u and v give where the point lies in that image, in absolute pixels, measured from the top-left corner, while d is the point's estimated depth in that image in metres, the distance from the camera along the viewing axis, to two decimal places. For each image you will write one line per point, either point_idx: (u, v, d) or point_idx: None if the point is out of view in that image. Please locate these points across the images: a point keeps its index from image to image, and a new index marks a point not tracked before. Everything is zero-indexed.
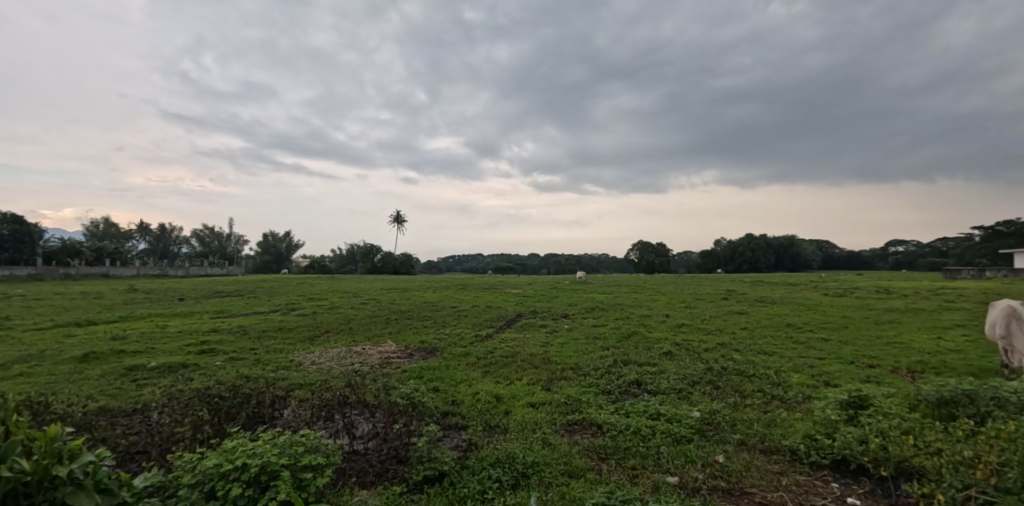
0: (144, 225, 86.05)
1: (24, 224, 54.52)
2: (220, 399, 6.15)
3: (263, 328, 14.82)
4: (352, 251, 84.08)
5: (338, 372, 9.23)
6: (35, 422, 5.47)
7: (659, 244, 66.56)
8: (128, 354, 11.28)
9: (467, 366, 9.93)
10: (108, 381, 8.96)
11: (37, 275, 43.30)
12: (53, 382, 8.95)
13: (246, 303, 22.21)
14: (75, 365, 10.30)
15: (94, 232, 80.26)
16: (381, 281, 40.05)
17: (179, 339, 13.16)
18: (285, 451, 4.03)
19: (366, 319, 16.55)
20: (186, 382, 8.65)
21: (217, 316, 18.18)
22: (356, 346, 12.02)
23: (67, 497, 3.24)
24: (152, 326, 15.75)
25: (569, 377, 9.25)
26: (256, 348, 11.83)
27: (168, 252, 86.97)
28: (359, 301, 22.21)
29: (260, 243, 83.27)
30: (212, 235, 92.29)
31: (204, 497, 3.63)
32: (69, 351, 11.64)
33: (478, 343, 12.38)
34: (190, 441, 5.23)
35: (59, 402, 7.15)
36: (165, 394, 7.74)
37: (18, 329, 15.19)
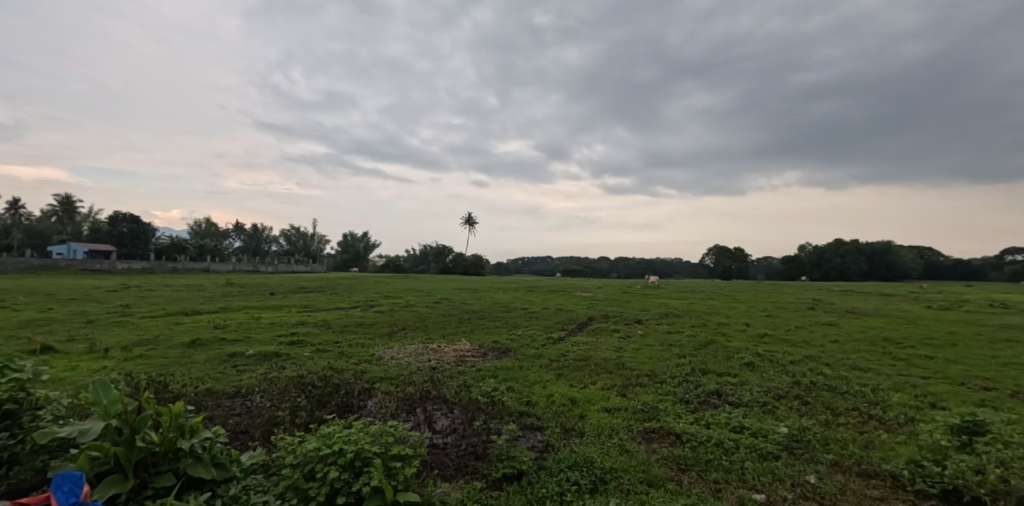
0: (239, 224, 94.13)
1: (141, 223, 62.32)
2: (314, 388, 6.61)
3: (345, 323, 15.76)
4: (423, 252, 87.02)
5: (417, 367, 9.61)
6: (159, 399, 6.18)
7: (736, 248, 63.36)
8: (229, 342, 12.40)
9: (540, 368, 10.01)
10: (214, 366, 9.83)
11: (150, 268, 49.00)
12: (166, 364, 9.99)
13: (330, 299, 23.62)
14: (185, 350, 11.48)
15: (197, 231, 88.58)
16: (452, 280, 41.28)
17: (273, 330, 14.31)
18: (376, 440, 4.25)
19: (441, 317, 17.13)
20: (280, 370, 9.39)
21: (306, 310, 19.50)
22: (433, 343, 12.45)
23: (188, 468, 3.67)
24: (248, 317, 17.15)
25: (644, 384, 9.07)
26: (339, 342, 12.58)
27: (259, 250, 94.58)
28: (434, 300, 23.00)
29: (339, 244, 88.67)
30: (298, 234, 99.16)
31: (304, 477, 3.91)
32: (179, 337, 12.98)
33: (550, 345, 12.45)
34: (289, 425, 5.67)
35: (175, 383, 8.00)
36: (264, 380, 8.41)
37: (138, 316, 17.20)
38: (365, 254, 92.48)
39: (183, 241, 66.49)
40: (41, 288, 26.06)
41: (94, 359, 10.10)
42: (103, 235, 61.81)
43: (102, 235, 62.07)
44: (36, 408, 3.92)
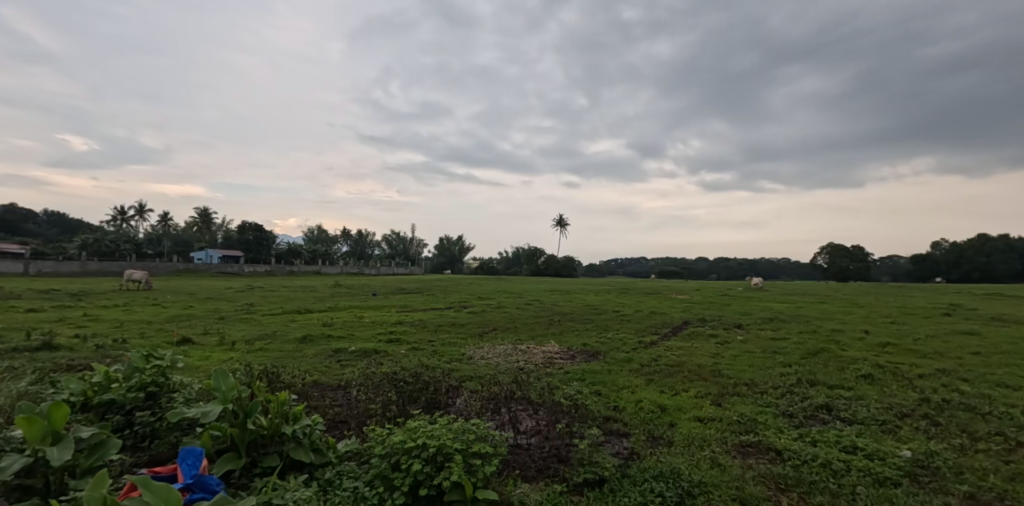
0: (346, 230, 102.33)
1: (265, 231, 70.06)
2: (406, 383, 6.96)
3: (439, 322, 16.47)
4: (513, 255, 88.45)
5: (505, 368, 9.76)
6: (273, 388, 6.87)
7: (855, 247, 57.02)
8: (335, 338, 13.50)
9: (629, 373, 9.71)
10: (321, 360, 10.72)
11: (271, 271, 54.85)
12: (281, 357, 11.10)
13: (426, 300, 24.82)
14: (297, 344, 12.67)
15: (311, 237, 97.63)
16: (542, 282, 41.86)
17: (374, 328, 15.34)
18: (459, 436, 4.34)
19: (531, 319, 17.31)
20: (377, 365, 10.03)
21: (404, 310, 20.67)
22: (522, 344, 12.59)
23: (291, 451, 4.01)
24: (352, 316, 18.53)
25: (742, 394, 8.44)
26: (433, 341, 13.15)
27: (363, 254, 102.03)
28: (524, 301, 23.27)
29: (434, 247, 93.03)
30: (397, 238, 105.45)
31: (390, 467, 4.10)
32: (294, 332, 14.36)
33: (641, 349, 12.05)
34: (381, 418, 6.02)
35: (288, 374, 8.85)
36: (362, 375, 9.00)
37: (262, 313, 19.32)
38: (459, 257, 96.26)
39: (298, 246, 73.61)
40: (190, 289, 30.30)
41: (223, 351, 11.48)
42: (235, 242, 70.34)
43: (234, 241, 70.62)
44: (172, 391, 4.47)
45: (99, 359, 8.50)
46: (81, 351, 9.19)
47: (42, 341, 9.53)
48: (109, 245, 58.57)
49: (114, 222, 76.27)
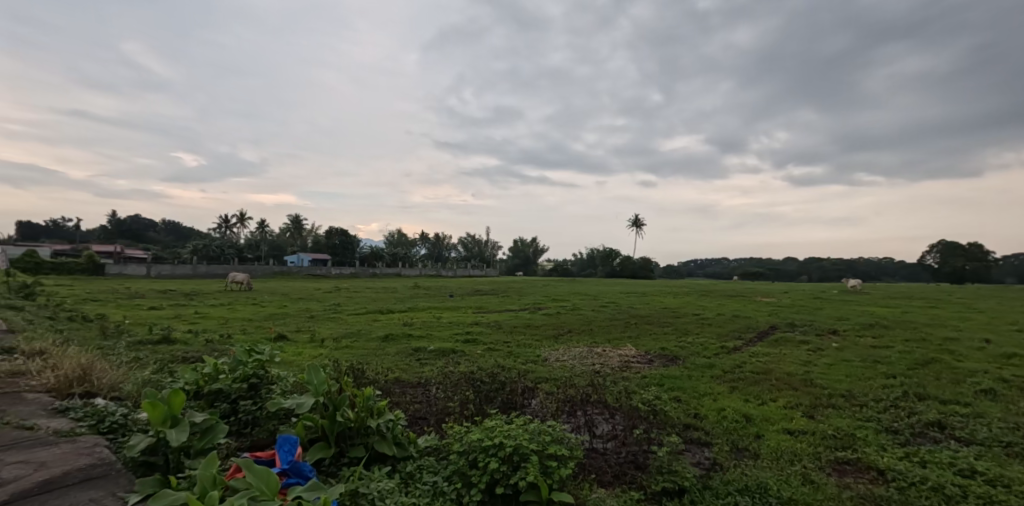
0: (423, 234, 106.50)
1: (350, 236, 74.56)
2: (483, 384, 7.06)
3: (514, 324, 16.62)
4: (585, 256, 87.44)
5: (581, 371, 9.63)
6: (359, 384, 7.26)
7: (973, 243, 50.47)
8: (415, 338, 14.04)
9: (711, 379, 9.22)
10: (402, 358, 11.18)
11: (356, 273, 58.26)
12: (365, 354, 11.71)
13: (501, 302, 25.16)
14: (380, 343, 13.32)
15: (391, 241, 102.62)
16: (618, 284, 41.06)
17: (452, 329, 15.78)
18: (535, 437, 4.31)
19: (606, 321, 17.00)
20: (454, 365, 10.29)
21: (480, 311, 21.08)
22: (597, 347, 12.38)
23: (375, 444, 4.19)
24: (431, 316, 19.19)
25: (839, 406, 7.73)
26: (508, 342, 13.29)
27: (440, 256, 105.74)
28: (599, 303, 22.92)
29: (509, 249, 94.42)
30: (472, 241, 107.96)
31: (468, 464, 4.16)
32: (377, 331, 15.11)
33: (723, 355, 11.41)
34: (459, 415, 6.15)
35: (373, 371, 9.31)
36: (440, 374, 9.26)
37: (348, 312, 20.55)
38: (533, 259, 97.06)
39: (379, 249, 77.58)
40: (287, 290, 32.91)
41: (314, 347, 12.32)
42: (323, 246, 75.47)
43: (323, 246, 75.83)
44: (271, 382, 4.82)
45: (209, 353, 9.43)
46: (195, 345, 10.26)
47: (163, 335, 10.72)
48: (217, 250, 65.04)
49: (221, 229, 84.61)
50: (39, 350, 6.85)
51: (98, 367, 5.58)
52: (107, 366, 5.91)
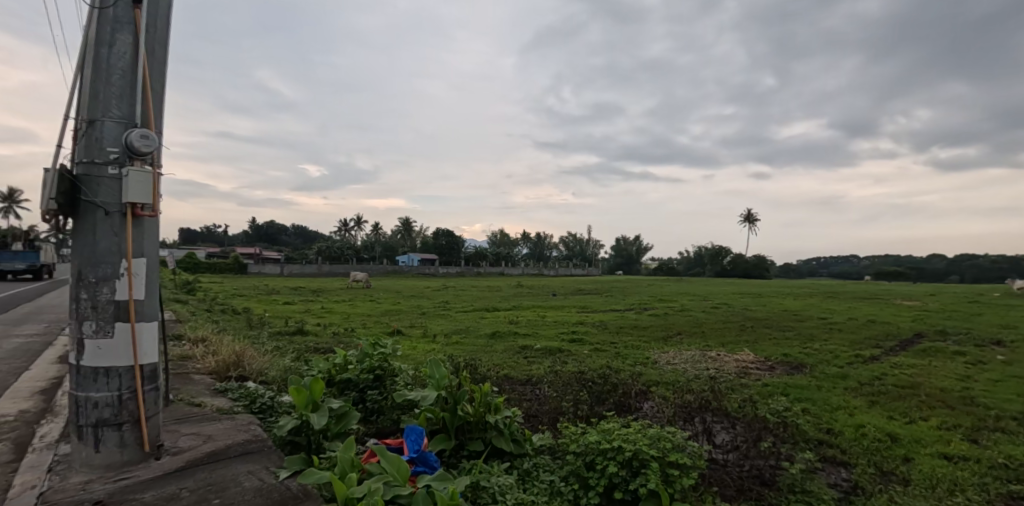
0: (525, 234, 108.73)
1: (455, 236, 78.21)
2: (593, 385, 6.95)
3: (619, 324, 16.24)
4: (690, 255, 83.00)
5: (694, 375, 9.11)
6: (475, 378, 7.49)
7: None
8: (521, 336, 14.25)
9: (846, 391, 8.22)
10: (509, 356, 11.37)
11: (462, 272, 60.86)
12: (475, 350, 12.12)
13: (606, 301, 24.66)
14: (488, 339, 13.73)
15: (493, 241, 105.93)
16: (732, 284, 38.26)
17: (557, 327, 15.82)
18: (655, 444, 4.10)
19: (718, 324, 15.97)
20: (563, 364, 10.27)
21: (584, 311, 20.88)
22: (710, 351, 11.65)
23: (494, 439, 4.25)
24: (535, 315, 19.42)
25: (1014, 431, 6.49)
26: (614, 342, 12.99)
27: (542, 255, 107.20)
28: (710, 305, 21.53)
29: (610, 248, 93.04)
30: (571, 240, 107.50)
31: (585, 465, 4.08)
32: (485, 328, 15.59)
33: (859, 364, 10.15)
34: (571, 416, 6.08)
35: (484, 367, 9.57)
36: (549, 373, 9.25)
37: (456, 310, 21.48)
38: (636, 257, 94.47)
39: (481, 249, 80.15)
40: (400, 287, 35.17)
41: (427, 342, 12.99)
42: (431, 247, 79.83)
43: (430, 246, 80.27)
44: (394, 374, 5.11)
45: (338, 344, 10.34)
46: (325, 337, 11.31)
47: (300, 327, 11.96)
48: (340, 251, 71.63)
49: (341, 231, 92.69)
50: (203, 338, 7.95)
51: (249, 354, 6.33)
52: (256, 353, 6.70)
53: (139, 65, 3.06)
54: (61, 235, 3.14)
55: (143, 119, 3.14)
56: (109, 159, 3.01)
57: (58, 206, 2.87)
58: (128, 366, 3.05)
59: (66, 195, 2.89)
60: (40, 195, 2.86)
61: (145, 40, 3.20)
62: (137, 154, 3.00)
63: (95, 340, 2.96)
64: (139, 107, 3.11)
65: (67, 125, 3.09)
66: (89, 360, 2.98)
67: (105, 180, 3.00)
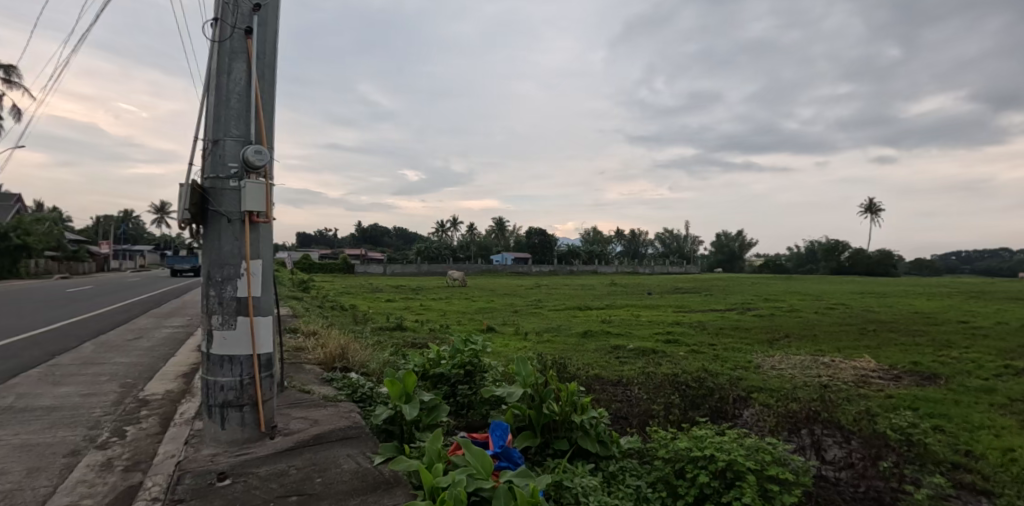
0: (618, 232, 106.49)
1: (548, 235, 78.69)
2: (688, 388, 6.63)
3: (720, 325, 15.32)
4: (802, 252, 76.02)
5: (803, 382, 8.34)
6: (566, 377, 7.47)
7: None
8: (614, 336, 13.98)
9: (993, 408, 7.05)
10: (601, 356, 11.21)
11: (555, 271, 61.07)
12: (567, 349, 12.10)
13: (704, 301, 23.40)
14: (580, 338, 13.65)
15: (586, 239, 104.97)
16: (854, 283, 34.45)
17: (651, 328, 15.31)
18: (752, 455, 3.81)
19: (834, 326, 14.45)
20: (657, 365, 9.91)
21: (681, 311, 19.99)
22: (823, 356, 10.58)
23: (579, 439, 4.18)
24: (630, 314, 18.95)
25: None
26: (713, 345, 12.27)
27: (637, 253, 104.26)
28: (825, 306, 19.58)
29: (711, 244, 88.02)
30: (666, 236, 103.32)
31: (675, 473, 3.92)
32: (577, 327, 15.51)
33: (1011, 377, 8.65)
34: (663, 419, 5.86)
35: (575, 366, 9.50)
36: (641, 374, 8.97)
37: (548, 308, 21.62)
38: (739, 253, 88.44)
39: (572, 247, 79.78)
40: (494, 286, 36.07)
41: (519, 340, 13.23)
42: (524, 246, 80.99)
43: (523, 245, 81.48)
44: (484, 369, 5.23)
45: (434, 340, 10.86)
46: (423, 333, 11.93)
47: (400, 323, 12.73)
48: (438, 251, 75.21)
49: (438, 232, 97.31)
50: (315, 331, 8.78)
51: (353, 347, 6.86)
52: (359, 346, 7.25)
53: (252, 89, 3.44)
54: (196, 240, 3.63)
55: (257, 136, 3.52)
56: (230, 174, 3.42)
57: (190, 216, 3.31)
58: (248, 355, 3.43)
59: (197, 206, 3.33)
60: (177, 207, 3.31)
61: (257, 66, 3.59)
62: (252, 168, 3.38)
63: (221, 331, 3.38)
64: (253, 125, 3.50)
65: (199, 145, 3.56)
66: (217, 348, 3.40)
67: (227, 191, 3.41)
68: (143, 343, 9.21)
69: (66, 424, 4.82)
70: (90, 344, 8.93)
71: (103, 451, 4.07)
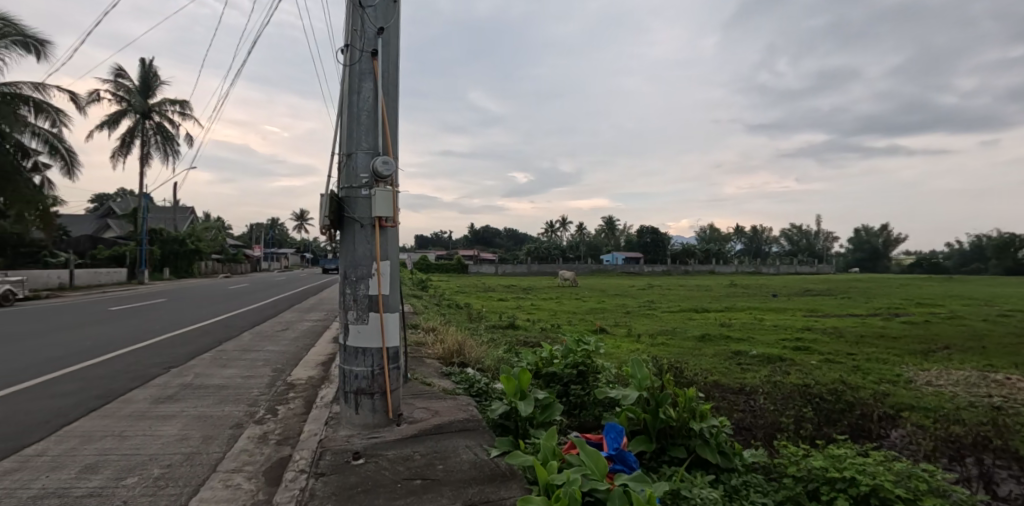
0: (738, 229, 99.00)
1: (659, 234, 75.65)
2: (822, 402, 5.97)
3: (860, 332, 13.58)
4: (968, 247, 64.51)
5: (969, 402, 7.09)
6: (683, 383, 7.11)
7: None
8: (733, 340, 13.03)
9: None
10: (720, 361, 10.51)
11: (667, 271, 58.53)
12: (681, 352, 11.53)
13: (841, 305, 20.87)
14: (696, 342, 12.92)
15: (702, 237, 99.12)
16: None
17: (776, 333, 14.02)
18: (903, 482, 3.34)
19: (1013, 338, 12.06)
20: (784, 374, 9.05)
21: (812, 315, 18.05)
22: (997, 373, 8.90)
23: (698, 449, 3.96)
24: (751, 318, 17.54)
25: None
26: (852, 354, 10.91)
27: (760, 251, 96.19)
28: (1000, 312, 16.45)
29: (850, 241, 78.24)
30: (794, 232, 93.89)
31: (808, 495, 3.56)
32: (691, 330, 14.72)
33: None
34: (793, 434, 5.34)
35: (690, 371, 9.02)
36: (767, 383, 8.26)
37: (660, 310, 20.78)
38: (886, 251, 77.49)
39: (687, 246, 75.80)
40: (604, 286, 35.53)
41: (631, 342, 12.89)
42: (635, 245, 78.82)
43: (634, 245, 79.33)
44: (596, 371, 5.17)
45: (544, 340, 10.99)
46: (533, 332, 12.13)
47: (511, 322, 13.09)
48: (546, 251, 75.97)
49: (546, 233, 98.33)
50: (433, 328, 9.35)
51: (468, 343, 7.19)
52: (473, 343, 7.58)
53: (378, 106, 3.76)
54: (334, 243, 4.05)
55: (384, 148, 3.84)
56: (361, 183, 3.77)
57: (330, 222, 3.71)
58: (378, 347, 3.76)
59: (336, 213, 3.72)
60: (320, 214, 3.74)
61: (383, 84, 3.91)
62: (381, 177, 3.69)
63: (356, 325, 3.74)
64: (381, 138, 3.82)
65: (337, 159, 3.98)
66: (352, 340, 3.76)
67: (360, 199, 3.76)
68: (289, 334, 10.51)
69: (232, 400, 5.68)
70: (249, 334, 10.38)
71: (261, 426, 4.72)
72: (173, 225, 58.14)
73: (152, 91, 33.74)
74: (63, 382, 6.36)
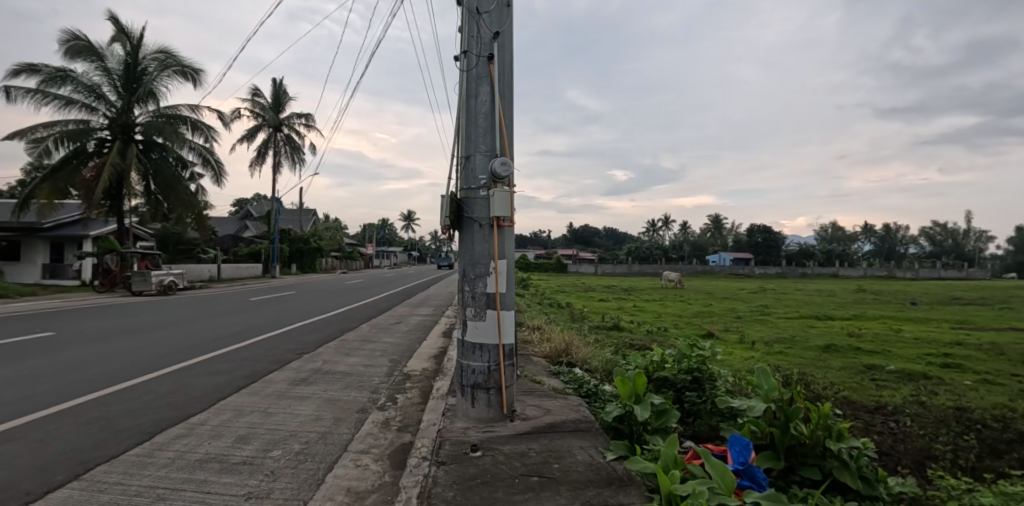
0: (867, 227, 88.40)
1: (772, 233, 69.88)
2: (986, 431, 5.10)
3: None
4: None
5: None
6: (811, 397, 6.45)
7: None
8: (865, 353, 11.63)
9: None
10: (850, 375, 9.45)
11: (783, 274, 53.81)
12: (802, 363, 10.54)
13: (1004, 316, 17.75)
14: (819, 353, 11.74)
15: (822, 237, 89.89)
16: None
17: (918, 347, 12.27)
18: None
19: None
20: (931, 394, 7.90)
21: (964, 328, 15.58)
22: None
23: (835, 471, 3.59)
24: (887, 328, 15.56)
25: None
26: (1021, 376, 9.23)
27: (895, 253, 85.05)
28: None
29: (1015, 241, 66.35)
30: (939, 231, 81.72)
31: None
32: (813, 340, 13.40)
33: None
34: (951, 464, 4.62)
35: (816, 385, 8.19)
36: (912, 403, 7.25)
37: (775, 315, 19.17)
38: None
39: (806, 246, 69.15)
40: (712, 289, 33.64)
41: (744, 349, 12.04)
42: (746, 246, 73.56)
43: (744, 245, 74.05)
44: (712, 378, 4.87)
45: (650, 343, 10.62)
46: (637, 335, 11.78)
47: (613, 323, 12.82)
48: (647, 251, 73.55)
49: (646, 232, 95.21)
50: (536, 327, 9.47)
51: (574, 344, 7.15)
52: (579, 344, 7.53)
53: (495, 108, 3.88)
54: (452, 242, 4.25)
55: (500, 148, 3.95)
56: (480, 184, 3.91)
57: (450, 222, 3.89)
58: (494, 344, 3.88)
59: (456, 214, 3.90)
60: (441, 215, 3.95)
61: (499, 86, 4.03)
62: (498, 178, 3.80)
63: (474, 321, 3.88)
64: (497, 139, 3.94)
65: (456, 161, 4.17)
66: (469, 336, 3.92)
67: (478, 200, 3.90)
68: (402, 327, 11.23)
69: (355, 386, 6.17)
70: (366, 326, 11.26)
71: (383, 412, 5.09)
72: (300, 225, 64.85)
73: (283, 106, 37.87)
74: (217, 362, 7.35)
